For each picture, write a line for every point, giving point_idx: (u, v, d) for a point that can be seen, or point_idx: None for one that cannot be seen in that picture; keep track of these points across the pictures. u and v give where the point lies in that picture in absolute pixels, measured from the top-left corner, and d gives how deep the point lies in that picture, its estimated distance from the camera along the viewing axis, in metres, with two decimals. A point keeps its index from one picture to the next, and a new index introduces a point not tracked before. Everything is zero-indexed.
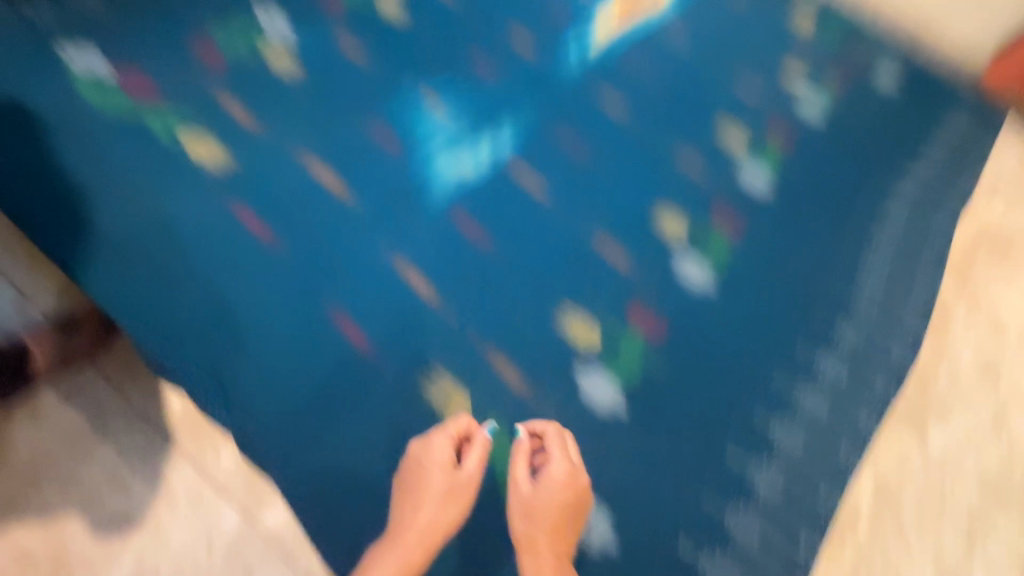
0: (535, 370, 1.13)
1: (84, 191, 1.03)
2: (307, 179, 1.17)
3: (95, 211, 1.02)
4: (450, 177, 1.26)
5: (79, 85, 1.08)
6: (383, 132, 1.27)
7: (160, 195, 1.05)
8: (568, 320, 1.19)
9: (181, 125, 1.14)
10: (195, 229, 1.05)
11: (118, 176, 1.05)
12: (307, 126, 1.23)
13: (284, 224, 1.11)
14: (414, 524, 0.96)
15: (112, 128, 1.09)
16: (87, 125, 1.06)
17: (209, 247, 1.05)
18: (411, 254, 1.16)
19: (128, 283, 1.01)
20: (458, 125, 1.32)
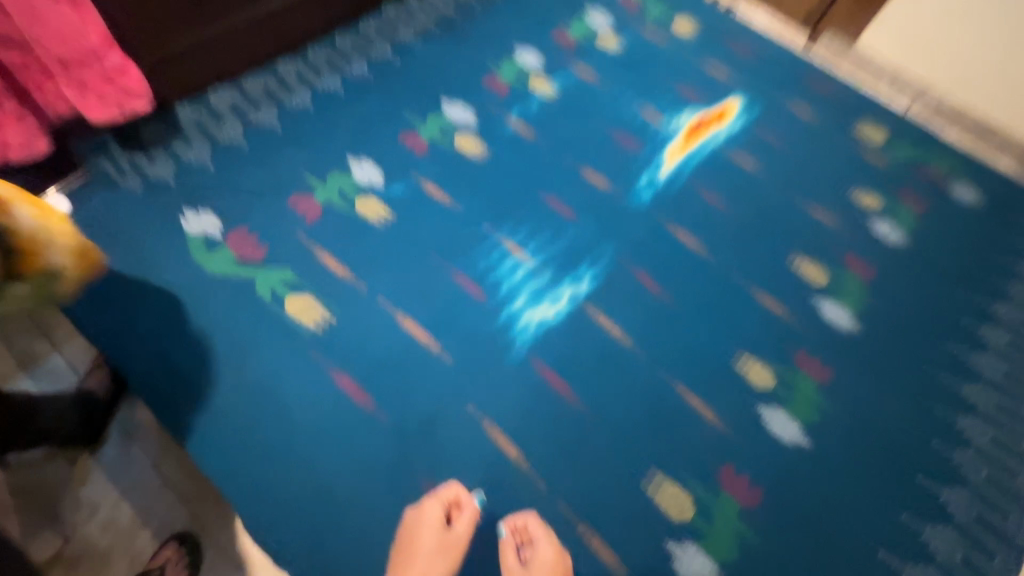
0: (627, 544, 1.09)
1: (212, 361, 1.17)
2: (390, 338, 1.23)
3: (220, 377, 1.16)
4: (533, 325, 1.30)
5: (204, 264, 1.26)
6: (470, 282, 1.33)
7: (264, 362, 1.17)
8: (658, 491, 1.14)
9: (281, 285, 1.26)
10: (304, 398, 1.15)
11: (238, 344, 1.19)
12: (398, 277, 1.31)
13: (373, 386, 1.18)
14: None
15: (233, 296, 1.23)
16: (219, 296, 1.23)
17: (318, 415, 1.14)
18: (491, 412, 1.19)
19: (240, 453, 1.10)
20: (539, 272, 1.37)
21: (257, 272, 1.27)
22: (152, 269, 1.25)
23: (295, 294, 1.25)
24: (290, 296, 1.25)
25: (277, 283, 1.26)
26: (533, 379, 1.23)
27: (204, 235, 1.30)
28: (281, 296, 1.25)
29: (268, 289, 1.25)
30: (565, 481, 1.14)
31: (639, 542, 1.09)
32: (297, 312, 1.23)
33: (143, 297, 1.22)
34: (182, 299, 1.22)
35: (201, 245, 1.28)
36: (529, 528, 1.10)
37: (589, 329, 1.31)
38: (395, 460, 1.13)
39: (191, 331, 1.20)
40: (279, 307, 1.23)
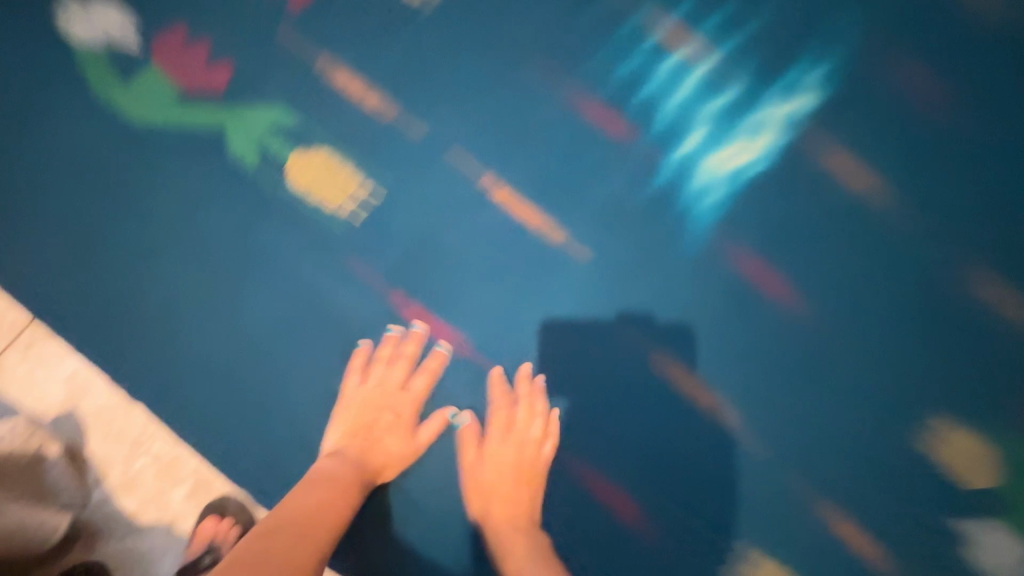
0: (894, 523, 0.69)
1: (191, 286, 0.68)
2: (479, 219, 0.71)
3: (211, 315, 0.68)
4: (719, 181, 0.75)
5: (130, 105, 0.69)
6: (604, 111, 0.75)
7: (274, 278, 0.68)
8: (940, 440, 0.71)
9: (272, 133, 0.69)
10: (355, 339, 0.68)
11: (226, 254, 0.68)
12: (478, 109, 0.73)
13: (465, 306, 0.69)
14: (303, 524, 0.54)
15: (195, 168, 0.68)
16: (172, 169, 0.68)
17: (379, 369, 0.67)
18: (664, 333, 0.71)
19: (266, 435, 0.67)
20: (728, 79, 0.76)
21: (223, 115, 0.69)
22: (44, 131, 0.69)
23: (301, 151, 0.69)
24: (293, 156, 0.69)
25: (265, 134, 0.69)
26: (726, 274, 0.73)
27: (110, 54, 0.70)
28: (278, 158, 0.69)
29: (251, 146, 0.69)
30: (794, 438, 0.70)
31: (913, 519, 0.69)
32: (314, 186, 0.69)
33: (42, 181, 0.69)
34: (112, 183, 0.68)
35: (109, 72, 0.70)
36: (742, 517, 0.68)
37: (814, 184, 0.75)
38: (518, 429, 0.67)
39: (140, 237, 0.68)
40: (279, 178, 0.69)
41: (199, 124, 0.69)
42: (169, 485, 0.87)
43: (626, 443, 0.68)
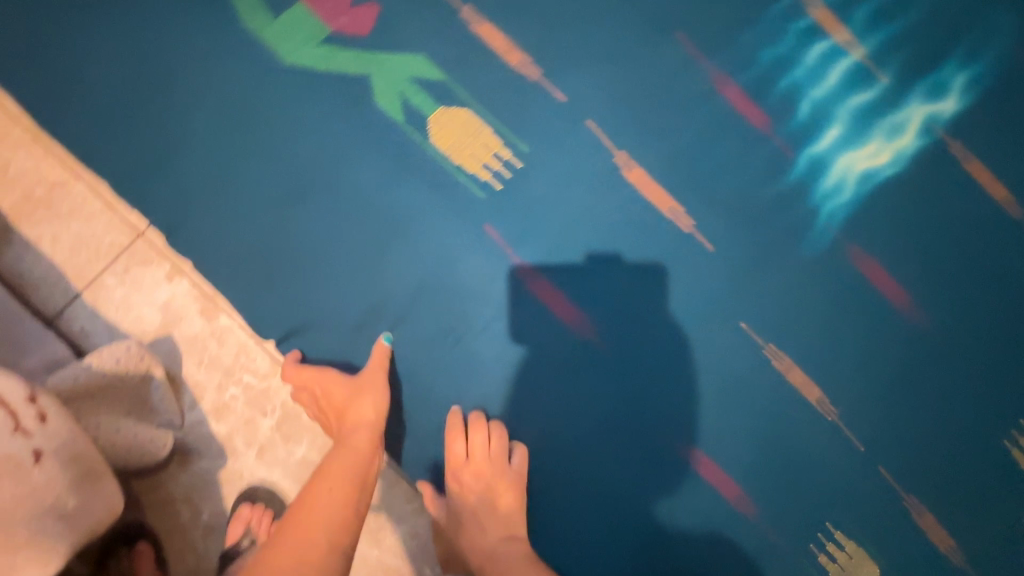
0: (980, 518, 0.71)
1: (321, 238, 0.69)
2: (605, 189, 0.70)
3: (338, 269, 0.69)
4: (853, 181, 0.73)
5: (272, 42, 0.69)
6: (744, 98, 0.72)
7: (401, 232, 0.69)
8: None
9: (412, 82, 0.69)
10: (477, 308, 0.70)
11: (356, 209, 0.69)
12: (616, 79, 0.71)
13: (586, 276, 0.70)
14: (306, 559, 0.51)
15: (335, 114, 0.68)
16: (310, 116, 0.68)
17: (504, 334, 0.70)
18: (776, 319, 0.72)
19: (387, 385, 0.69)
20: (872, 71, 0.74)
21: (370, 63, 0.69)
22: (189, 63, 0.69)
23: (443, 107, 0.69)
24: (436, 111, 0.69)
25: (406, 84, 0.69)
26: (846, 265, 0.73)
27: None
28: (419, 111, 0.69)
29: (395, 96, 0.69)
30: (887, 436, 0.72)
31: (1000, 516, 0.71)
32: (452, 144, 0.69)
33: (184, 113, 0.69)
34: (254, 123, 0.69)
35: (262, 9, 0.70)
36: (830, 506, 0.71)
37: (947, 190, 0.74)
38: (628, 402, 0.70)
39: (275, 182, 0.69)
40: (420, 132, 0.69)
41: (340, 70, 0.69)
42: (259, 414, 0.98)
43: (729, 421, 0.71)
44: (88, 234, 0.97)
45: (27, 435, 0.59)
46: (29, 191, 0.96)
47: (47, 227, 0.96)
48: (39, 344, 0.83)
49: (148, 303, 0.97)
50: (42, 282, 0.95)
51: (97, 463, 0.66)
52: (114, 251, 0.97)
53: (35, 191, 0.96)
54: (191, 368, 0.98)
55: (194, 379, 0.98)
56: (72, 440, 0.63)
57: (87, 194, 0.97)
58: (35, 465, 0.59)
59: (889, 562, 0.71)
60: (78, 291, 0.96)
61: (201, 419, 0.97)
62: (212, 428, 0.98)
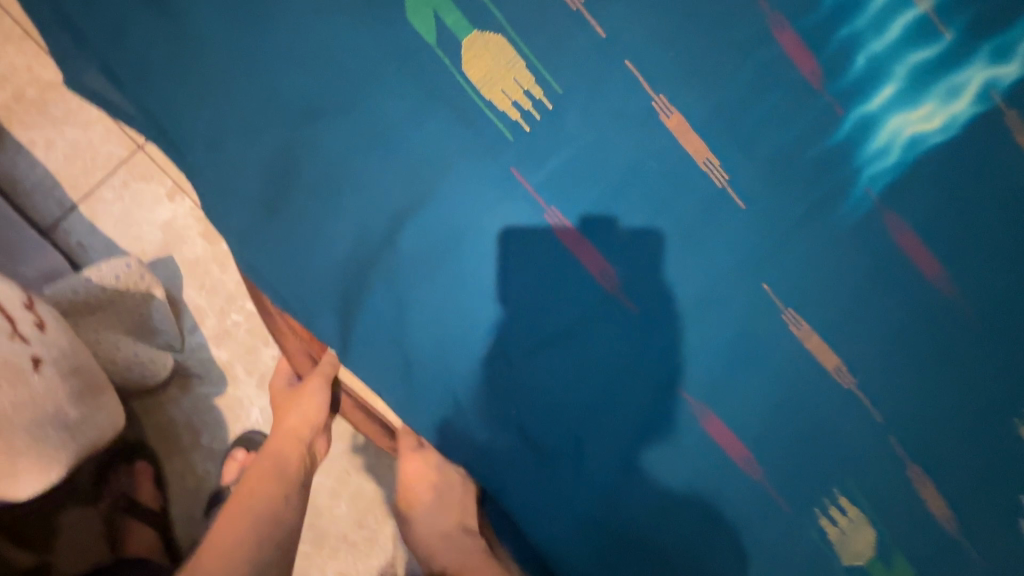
0: (982, 483, 0.72)
1: (331, 165, 0.66)
2: (639, 132, 0.68)
3: (352, 201, 0.66)
4: (902, 145, 0.69)
5: None
6: (799, 45, 0.68)
7: (425, 165, 0.66)
8: None
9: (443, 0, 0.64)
10: (500, 260, 0.67)
11: (382, 146, 0.66)
12: (662, 15, 0.67)
13: (612, 225, 0.68)
14: (226, 545, 0.59)
15: (375, 47, 0.65)
16: (342, 36, 0.65)
17: (526, 286, 0.67)
18: (800, 280, 0.70)
19: (389, 327, 0.67)
20: (936, 31, 0.68)
21: None
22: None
23: (478, 32, 0.65)
24: (470, 35, 0.65)
25: (442, 2, 0.65)
26: (881, 230, 0.70)
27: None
28: (452, 33, 0.65)
29: (428, 13, 0.65)
30: (903, 405, 0.71)
31: (1002, 483, 0.72)
32: (484, 77, 0.65)
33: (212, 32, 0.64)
34: (284, 48, 0.65)
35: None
36: (836, 470, 0.71)
37: (998, 158, 0.70)
38: (642, 358, 0.69)
39: (297, 88, 0.65)
40: (453, 60, 0.65)
41: None
42: (262, 342, 0.97)
43: (742, 377, 0.70)
44: (85, 143, 0.92)
45: (27, 341, 0.57)
46: (21, 91, 0.90)
47: (41, 131, 0.91)
48: (37, 252, 0.79)
49: (149, 221, 0.94)
50: (37, 189, 0.91)
51: (98, 378, 0.66)
52: (111, 164, 0.92)
53: (28, 91, 0.90)
54: (191, 292, 0.95)
55: (194, 304, 0.95)
56: (70, 352, 0.62)
57: (83, 99, 0.91)
58: (35, 372, 0.56)
59: (891, 523, 0.71)
60: (74, 203, 0.92)
61: (202, 343, 0.96)
62: (212, 354, 0.96)
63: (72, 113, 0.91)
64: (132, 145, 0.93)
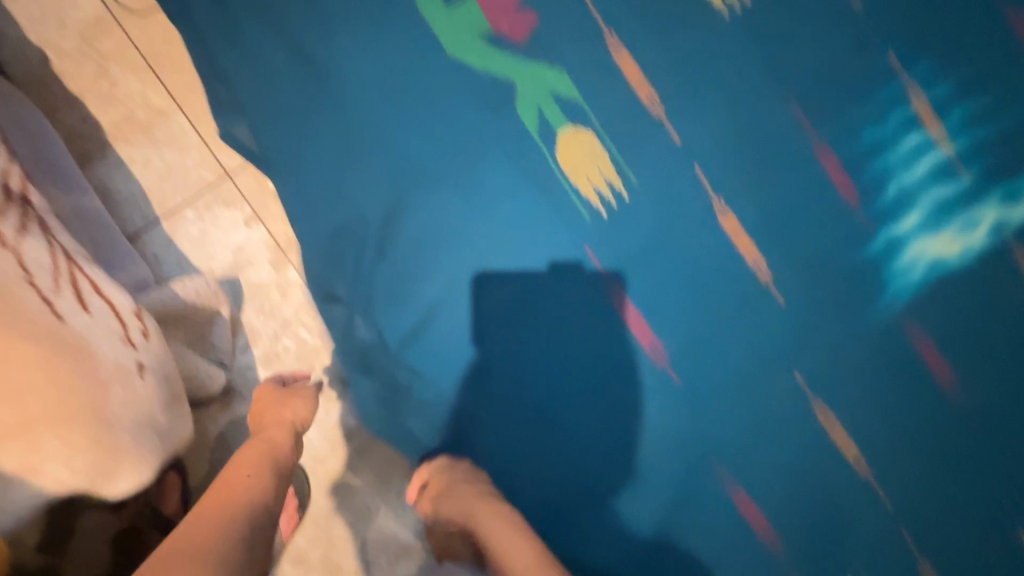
0: None
1: (427, 222, 0.74)
2: (701, 228, 0.75)
3: (440, 254, 0.75)
4: (923, 266, 0.77)
5: (434, 30, 0.72)
6: (841, 172, 0.76)
7: (510, 234, 0.74)
8: None
9: (547, 97, 0.72)
10: (567, 326, 0.75)
11: (480, 215, 0.74)
12: (729, 128, 0.74)
13: (665, 307, 0.75)
14: (202, 543, 0.55)
15: (487, 128, 0.73)
16: (451, 112, 0.73)
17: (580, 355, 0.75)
18: (827, 374, 0.77)
19: (459, 366, 0.76)
20: (957, 171, 0.77)
21: (515, 70, 0.72)
22: (377, 43, 0.72)
23: (573, 127, 0.72)
24: (567, 128, 0.72)
25: (544, 99, 0.72)
26: (900, 339, 0.78)
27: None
28: (552, 126, 0.72)
29: (532, 107, 0.72)
30: (914, 502, 0.76)
31: None
32: (573, 165, 0.73)
33: (366, 101, 0.74)
34: (418, 120, 0.73)
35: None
36: (846, 553, 0.76)
37: (1016, 288, 0.76)
38: (677, 428, 0.76)
39: (406, 154, 0.74)
40: (548, 147, 0.73)
41: (483, 69, 0.72)
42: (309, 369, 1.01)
43: (768, 457, 0.76)
44: (179, 165, 0.99)
45: (135, 347, 0.63)
46: (132, 113, 0.99)
47: (142, 151, 0.99)
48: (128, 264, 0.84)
49: (223, 242, 1.00)
50: (127, 201, 0.98)
51: (180, 387, 0.70)
52: (198, 187, 1.00)
53: (138, 115, 0.99)
54: (251, 312, 1.01)
55: (251, 325, 1.00)
56: (161, 360, 0.66)
57: (185, 129, 1.00)
58: (139, 377, 0.61)
59: None
60: (157, 218, 0.99)
61: (250, 363, 1.00)
62: (257, 374, 1.00)
63: (173, 137, 1.00)
64: (220, 172, 1.00)
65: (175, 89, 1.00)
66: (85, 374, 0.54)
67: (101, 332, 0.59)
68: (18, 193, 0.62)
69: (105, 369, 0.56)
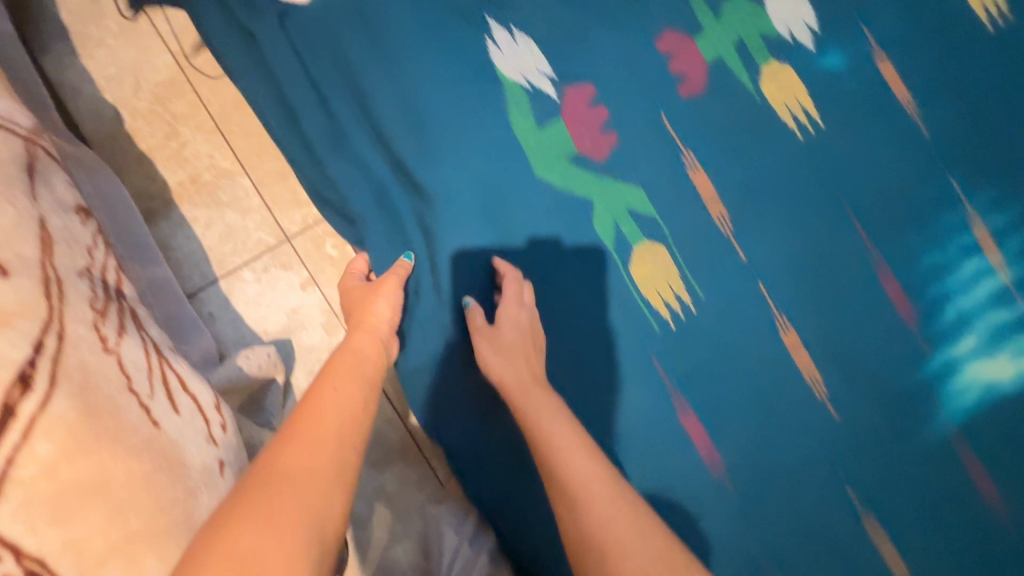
0: None
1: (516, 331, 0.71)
2: (763, 339, 0.77)
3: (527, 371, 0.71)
4: (976, 388, 0.78)
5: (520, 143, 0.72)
6: (902, 294, 0.77)
7: (580, 344, 0.73)
8: None
9: (625, 214, 0.73)
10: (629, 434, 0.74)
11: (557, 323, 0.72)
12: (796, 246, 0.76)
13: (724, 414, 0.76)
14: (324, 442, 0.45)
15: (567, 240, 0.72)
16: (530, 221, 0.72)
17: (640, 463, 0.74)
18: (883, 490, 0.77)
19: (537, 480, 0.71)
20: (1013, 298, 0.79)
21: (595, 187, 0.73)
22: (464, 163, 0.70)
23: (647, 242, 0.74)
24: (642, 244, 0.73)
25: (622, 214, 0.73)
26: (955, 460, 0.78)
27: (530, 95, 0.72)
28: (627, 241, 0.73)
29: (610, 223, 0.73)
30: None
31: None
32: (645, 278, 0.74)
33: (455, 222, 0.70)
34: (506, 243, 0.72)
35: (527, 112, 0.72)
36: None
37: None
38: (734, 540, 0.75)
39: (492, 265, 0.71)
40: (622, 261, 0.73)
41: (567, 186, 0.72)
42: None
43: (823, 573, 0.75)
44: (240, 227, 1.01)
45: (217, 443, 0.64)
46: (198, 174, 1.00)
47: (206, 211, 1.00)
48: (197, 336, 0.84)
49: (279, 304, 1.01)
50: (187, 261, 1.00)
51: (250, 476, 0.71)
52: (258, 249, 1.01)
53: (204, 175, 1.01)
54: (299, 375, 1.01)
55: (298, 388, 1.01)
56: (238, 453, 0.67)
57: (248, 191, 1.01)
58: (221, 476, 0.61)
59: None
60: (216, 277, 1.00)
61: None
62: None
63: (235, 199, 1.01)
64: (281, 236, 1.02)
65: (243, 152, 1.02)
66: (179, 484, 0.55)
67: (190, 432, 0.60)
68: (113, 285, 0.64)
69: (194, 474, 0.57)
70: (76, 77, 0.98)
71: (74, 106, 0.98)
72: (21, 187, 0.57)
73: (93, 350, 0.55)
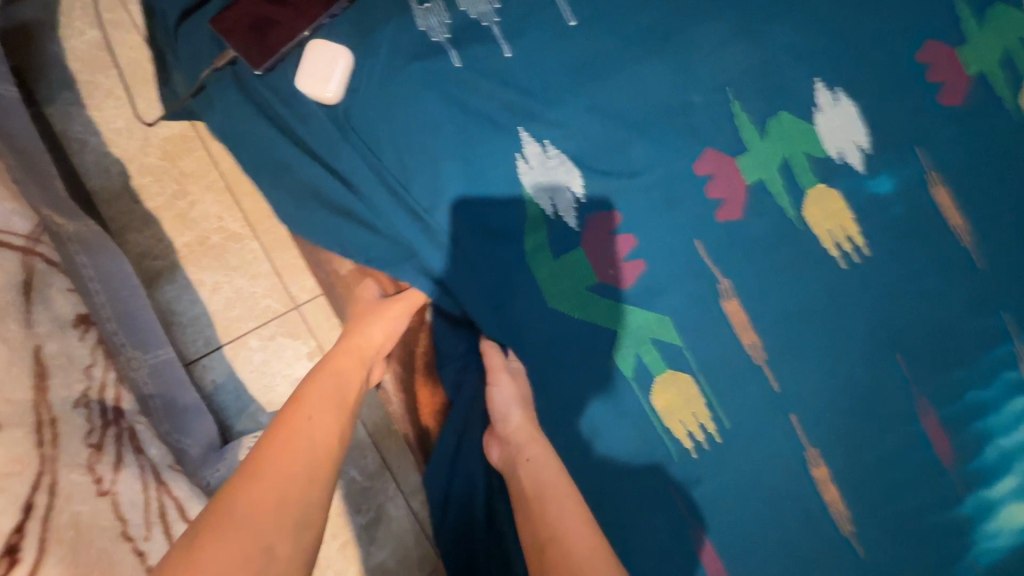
0: None
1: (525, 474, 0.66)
2: (793, 471, 0.71)
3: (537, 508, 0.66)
4: (1015, 533, 0.73)
5: (534, 265, 0.66)
6: (942, 431, 0.73)
7: (597, 475, 0.67)
8: None
9: (643, 343, 0.68)
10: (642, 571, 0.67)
11: (570, 453, 0.67)
12: (832, 377, 0.71)
13: (748, 551, 0.69)
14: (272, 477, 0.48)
15: (579, 374, 0.67)
16: (550, 340, 0.67)
17: None
18: None
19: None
20: None
21: (614, 312, 0.68)
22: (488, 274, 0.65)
23: (670, 370, 0.69)
24: (664, 373, 0.69)
25: (642, 341, 0.68)
26: None
27: (557, 218, 0.67)
28: (649, 369, 0.68)
29: (631, 351, 0.68)
30: None
31: None
32: (667, 407, 0.69)
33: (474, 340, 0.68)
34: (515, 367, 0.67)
35: (543, 238, 0.67)
36: None
37: None
38: None
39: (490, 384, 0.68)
40: (643, 390, 0.68)
41: (582, 314, 0.67)
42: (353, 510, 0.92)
43: None
44: (248, 292, 0.97)
45: None
46: (205, 236, 0.96)
47: (212, 274, 0.96)
48: (197, 425, 0.80)
49: (283, 374, 0.96)
50: (191, 324, 0.94)
51: None
52: (264, 316, 0.97)
53: (212, 237, 0.96)
54: None
55: None
56: None
57: (259, 256, 0.98)
58: None
59: None
60: (221, 343, 0.95)
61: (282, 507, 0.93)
62: None
63: (244, 262, 0.97)
64: (290, 303, 0.98)
65: (253, 215, 0.98)
66: None
67: None
68: (112, 405, 0.60)
69: None
70: (82, 129, 0.93)
71: (79, 159, 0.93)
72: (16, 317, 0.53)
73: (85, 499, 0.52)
